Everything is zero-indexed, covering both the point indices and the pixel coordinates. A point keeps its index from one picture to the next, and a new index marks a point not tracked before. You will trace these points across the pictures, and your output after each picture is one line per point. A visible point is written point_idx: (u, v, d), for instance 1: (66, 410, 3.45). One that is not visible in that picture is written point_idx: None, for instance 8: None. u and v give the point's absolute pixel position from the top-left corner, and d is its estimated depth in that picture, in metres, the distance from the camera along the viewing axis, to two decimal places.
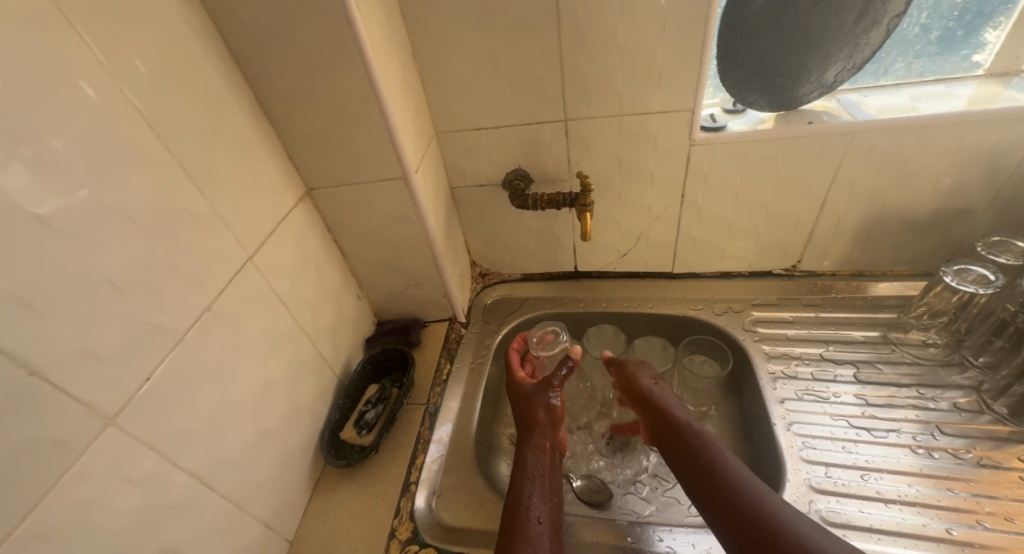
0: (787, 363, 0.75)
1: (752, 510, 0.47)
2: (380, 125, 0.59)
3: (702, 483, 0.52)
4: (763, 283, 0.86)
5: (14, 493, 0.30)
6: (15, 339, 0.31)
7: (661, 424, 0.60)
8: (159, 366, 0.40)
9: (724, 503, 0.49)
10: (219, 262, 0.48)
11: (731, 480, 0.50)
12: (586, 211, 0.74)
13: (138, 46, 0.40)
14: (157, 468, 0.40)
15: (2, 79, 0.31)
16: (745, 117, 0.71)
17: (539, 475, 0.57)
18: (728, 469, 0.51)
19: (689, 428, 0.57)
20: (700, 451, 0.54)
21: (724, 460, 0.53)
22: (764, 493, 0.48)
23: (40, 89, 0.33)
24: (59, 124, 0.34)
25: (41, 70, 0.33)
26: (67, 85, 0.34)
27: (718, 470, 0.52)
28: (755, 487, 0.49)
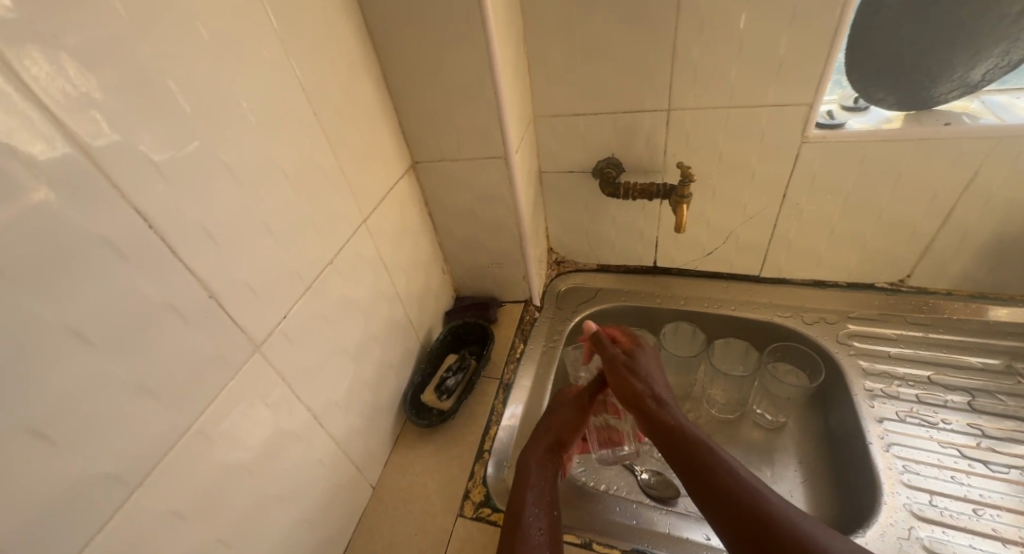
0: (887, 382, 0.70)
1: (745, 511, 0.41)
2: (491, 104, 0.61)
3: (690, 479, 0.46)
4: (862, 296, 0.81)
5: (191, 398, 0.34)
6: (203, 264, 0.35)
7: (644, 413, 0.54)
8: (292, 307, 0.45)
9: (714, 503, 0.43)
10: (340, 222, 0.53)
11: (724, 475, 0.44)
12: (682, 203, 0.72)
13: (298, 16, 0.44)
14: (284, 398, 0.44)
15: (208, 38, 0.35)
16: (867, 115, 0.66)
17: (535, 490, 0.54)
18: (721, 460, 0.46)
19: (673, 420, 0.51)
20: (684, 443, 0.49)
21: (714, 452, 0.47)
22: (763, 490, 0.43)
23: (233, 49, 0.37)
24: (242, 82, 0.38)
25: (235, 32, 0.37)
26: (250, 47, 0.39)
27: (705, 465, 0.46)
28: (750, 483, 0.44)
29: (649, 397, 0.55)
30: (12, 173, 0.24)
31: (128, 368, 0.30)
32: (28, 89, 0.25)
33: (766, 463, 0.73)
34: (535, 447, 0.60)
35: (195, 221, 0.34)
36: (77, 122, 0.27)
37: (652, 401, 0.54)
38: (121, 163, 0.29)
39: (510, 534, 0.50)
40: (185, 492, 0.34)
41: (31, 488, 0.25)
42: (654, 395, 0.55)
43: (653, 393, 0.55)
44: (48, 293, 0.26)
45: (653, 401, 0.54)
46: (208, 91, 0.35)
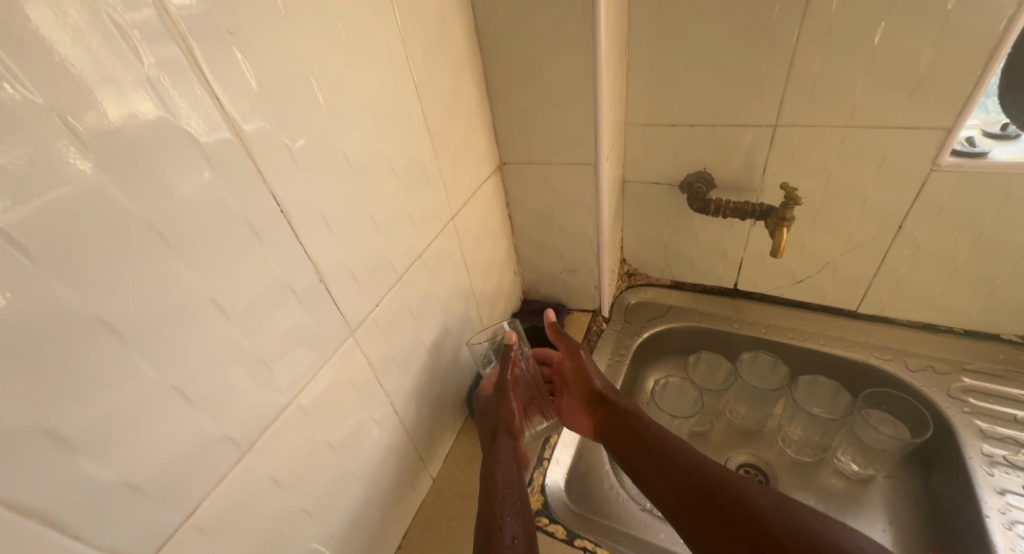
0: (1012, 449, 0.61)
1: (702, 491, 0.49)
2: (590, 110, 0.60)
3: (653, 466, 0.54)
4: (982, 347, 0.72)
5: (297, 374, 0.36)
6: (318, 247, 0.37)
7: (606, 410, 0.62)
8: (384, 296, 0.46)
9: (675, 485, 0.51)
10: (433, 217, 0.54)
11: (685, 461, 0.52)
12: (782, 226, 0.67)
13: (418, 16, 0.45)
14: (368, 383, 0.46)
15: (344, 34, 0.37)
16: (1018, 144, 0.58)
17: (508, 489, 0.51)
18: (683, 451, 0.53)
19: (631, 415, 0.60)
20: (645, 434, 0.57)
21: (670, 441, 0.55)
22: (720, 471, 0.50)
23: (364, 46, 0.39)
24: (364, 76, 0.40)
25: (365, 28, 0.39)
26: (376, 45, 0.41)
27: (665, 451, 0.54)
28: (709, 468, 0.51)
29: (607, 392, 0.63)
30: (183, 154, 0.27)
31: (249, 341, 0.32)
32: (203, 75, 0.27)
33: (849, 516, 0.66)
34: (502, 439, 0.58)
35: (317, 208, 0.36)
36: (235, 107, 0.29)
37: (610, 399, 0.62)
38: (265, 148, 0.31)
39: (484, 538, 0.45)
40: (280, 462, 0.36)
41: (170, 440, 0.28)
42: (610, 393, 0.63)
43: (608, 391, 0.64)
44: (200, 265, 0.28)
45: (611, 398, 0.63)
46: (337, 83, 0.37)
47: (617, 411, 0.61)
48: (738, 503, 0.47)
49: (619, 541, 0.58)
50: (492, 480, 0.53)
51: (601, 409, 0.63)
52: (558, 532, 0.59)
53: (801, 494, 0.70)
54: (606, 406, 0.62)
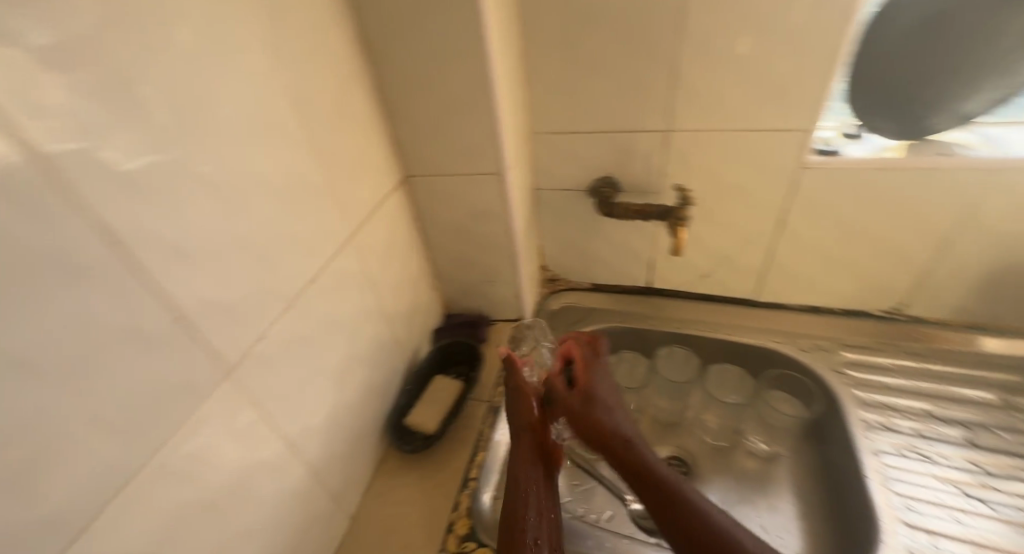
0: (883, 413, 0.68)
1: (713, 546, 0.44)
2: (488, 118, 0.59)
3: (659, 505, 0.49)
4: (857, 324, 0.80)
5: (152, 427, 0.32)
6: (173, 279, 0.33)
7: (602, 429, 0.57)
8: (269, 326, 0.42)
9: (684, 532, 0.47)
10: (323, 236, 0.51)
11: (695, 509, 0.47)
12: (680, 225, 0.70)
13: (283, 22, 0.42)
14: (253, 425, 0.41)
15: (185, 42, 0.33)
16: (865, 142, 0.66)
17: (531, 491, 0.55)
18: (691, 493, 0.49)
19: (631, 439, 0.55)
20: (647, 465, 0.52)
21: (677, 478, 0.51)
22: (738, 532, 0.45)
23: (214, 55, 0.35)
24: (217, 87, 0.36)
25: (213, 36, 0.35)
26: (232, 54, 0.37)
27: (671, 492, 0.49)
28: (718, 520, 0.46)
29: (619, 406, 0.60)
30: None
31: (79, 400, 0.28)
32: None
33: (761, 495, 0.70)
34: (526, 437, 0.59)
35: (165, 233, 0.32)
36: (35, 126, 0.25)
37: (609, 416, 0.58)
38: (82, 172, 0.27)
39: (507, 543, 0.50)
40: (140, 536, 0.32)
41: None
42: (614, 408, 0.59)
43: (610, 404, 0.59)
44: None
45: (613, 414, 0.58)
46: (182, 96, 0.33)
47: (616, 431, 0.56)
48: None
49: None
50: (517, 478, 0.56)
51: (597, 426, 0.57)
52: None
53: (720, 480, 0.73)
54: (604, 422, 0.57)
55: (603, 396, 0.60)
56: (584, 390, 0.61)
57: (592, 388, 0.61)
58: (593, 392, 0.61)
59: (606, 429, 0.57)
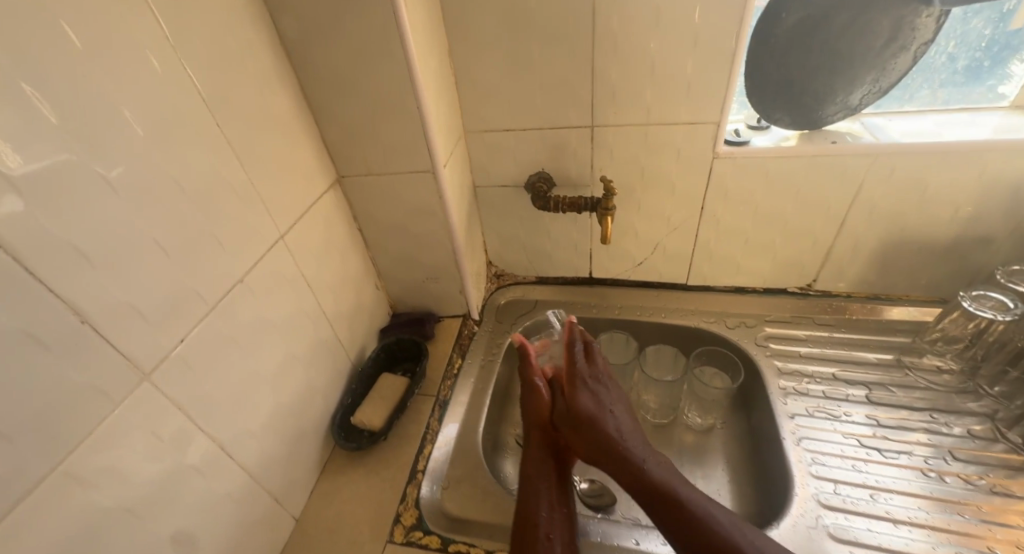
0: (798, 380, 0.75)
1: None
2: (415, 118, 0.61)
3: (664, 515, 0.49)
4: (777, 300, 0.86)
5: (58, 430, 0.34)
6: (74, 288, 0.35)
7: (596, 440, 0.57)
8: (192, 330, 0.44)
9: (690, 544, 0.47)
10: (249, 239, 0.51)
11: (698, 518, 0.47)
12: (607, 215, 0.74)
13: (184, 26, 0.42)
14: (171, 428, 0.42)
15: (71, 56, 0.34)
16: (769, 134, 0.72)
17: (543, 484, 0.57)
18: (694, 502, 0.49)
19: (627, 447, 0.55)
20: (646, 476, 0.52)
21: (678, 483, 0.51)
22: (742, 537, 0.46)
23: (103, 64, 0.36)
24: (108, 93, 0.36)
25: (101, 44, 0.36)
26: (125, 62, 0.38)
27: (673, 502, 0.49)
28: (722, 524, 0.47)
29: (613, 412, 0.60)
30: None
31: None
32: None
33: (698, 465, 0.75)
34: (535, 434, 0.62)
35: (63, 240, 0.34)
36: None
37: (602, 426, 0.57)
38: None
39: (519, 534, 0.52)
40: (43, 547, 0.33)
41: None
42: (606, 417, 0.58)
43: (601, 412, 0.59)
44: None
45: (607, 424, 0.58)
46: (72, 109, 0.34)
47: (609, 440, 0.56)
48: None
49: (495, 533, 0.59)
50: (528, 475, 0.58)
51: (589, 441, 0.57)
52: (432, 543, 0.58)
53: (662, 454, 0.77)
54: (597, 432, 0.57)
55: (591, 407, 0.59)
56: (574, 402, 0.61)
57: (580, 400, 0.61)
58: (580, 405, 0.60)
59: (600, 440, 0.57)
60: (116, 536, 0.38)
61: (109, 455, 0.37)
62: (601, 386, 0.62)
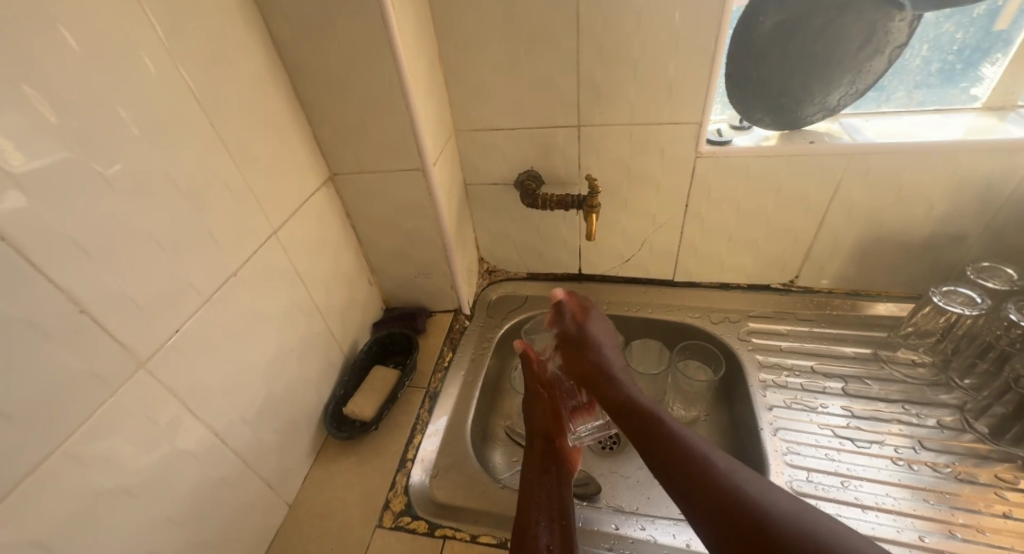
0: (777, 373, 0.77)
1: (683, 466, 0.46)
2: (405, 117, 0.62)
3: (650, 452, 0.50)
4: (760, 296, 0.89)
5: (59, 413, 0.36)
6: (73, 279, 0.37)
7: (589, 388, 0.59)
8: (187, 321, 0.46)
9: (658, 453, 0.49)
10: (242, 234, 0.53)
11: (672, 432, 0.49)
12: (593, 212, 0.76)
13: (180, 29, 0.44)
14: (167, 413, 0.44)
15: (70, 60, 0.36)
16: (750, 133, 0.74)
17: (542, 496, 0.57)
18: (678, 436, 0.49)
19: (618, 374, 0.59)
20: (630, 396, 0.55)
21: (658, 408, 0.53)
22: (719, 466, 0.46)
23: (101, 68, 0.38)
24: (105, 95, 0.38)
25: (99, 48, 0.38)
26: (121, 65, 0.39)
27: (651, 419, 0.51)
28: (694, 445, 0.48)
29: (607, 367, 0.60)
30: None
31: None
32: None
33: None
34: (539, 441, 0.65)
35: (63, 234, 0.36)
36: None
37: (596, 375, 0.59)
38: None
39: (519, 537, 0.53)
40: (43, 523, 0.35)
41: None
42: (602, 368, 0.59)
43: (604, 345, 0.63)
44: None
45: (602, 373, 0.59)
46: (71, 110, 0.36)
47: (604, 369, 0.60)
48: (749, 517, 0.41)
49: (480, 519, 0.61)
50: (529, 484, 0.59)
51: (588, 362, 0.61)
52: (420, 528, 0.60)
53: None
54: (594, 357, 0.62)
55: (597, 337, 0.64)
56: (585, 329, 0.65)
57: (591, 328, 0.66)
58: (589, 332, 0.65)
59: (595, 363, 0.61)
60: (114, 515, 0.40)
61: (108, 439, 0.39)
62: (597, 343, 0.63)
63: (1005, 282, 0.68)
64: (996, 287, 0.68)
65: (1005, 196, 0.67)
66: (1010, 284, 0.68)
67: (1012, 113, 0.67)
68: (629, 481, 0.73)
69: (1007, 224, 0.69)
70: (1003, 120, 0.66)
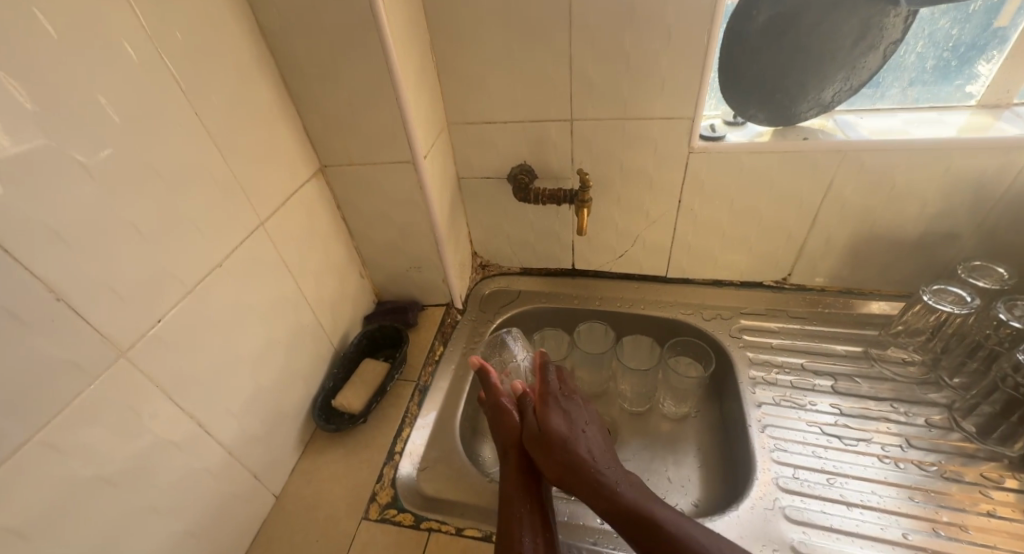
0: (767, 370, 0.77)
1: (671, 547, 0.49)
2: (394, 109, 0.62)
3: (636, 532, 0.51)
4: (753, 293, 0.88)
5: (35, 403, 0.36)
6: (51, 267, 0.36)
7: (565, 459, 0.59)
8: (170, 311, 0.46)
9: None
10: (228, 225, 0.53)
11: (676, 538, 0.49)
12: (584, 207, 0.76)
13: (163, 18, 0.44)
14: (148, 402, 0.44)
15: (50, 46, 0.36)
16: (744, 130, 0.74)
17: (526, 509, 0.56)
18: (667, 519, 0.51)
19: (598, 469, 0.57)
20: (620, 499, 0.53)
21: (652, 504, 0.53)
22: (716, 552, 0.48)
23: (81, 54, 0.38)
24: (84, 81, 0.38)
25: (76, 35, 0.37)
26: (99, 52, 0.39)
27: (636, 502, 0.53)
28: (690, 535, 0.50)
29: (580, 437, 0.61)
30: None
31: None
32: None
33: (670, 452, 0.78)
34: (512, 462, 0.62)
35: (40, 222, 0.36)
36: None
37: (571, 445, 0.60)
38: None
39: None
40: (20, 511, 0.35)
41: None
42: (575, 437, 0.61)
43: (578, 418, 0.64)
44: None
45: (575, 443, 0.60)
46: (49, 97, 0.36)
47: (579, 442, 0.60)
48: None
49: (465, 512, 0.61)
50: (510, 497, 0.58)
51: (565, 432, 0.61)
52: (406, 520, 0.60)
53: (636, 441, 0.80)
54: (568, 452, 0.59)
55: (561, 428, 0.62)
56: (544, 422, 0.62)
57: (553, 417, 0.63)
58: (551, 425, 0.62)
59: (571, 461, 0.58)
60: (94, 503, 0.40)
61: (88, 427, 0.39)
62: (569, 412, 0.65)
63: (995, 282, 0.68)
64: (987, 286, 0.68)
65: (999, 195, 0.67)
66: (1000, 283, 0.68)
67: (1007, 112, 0.66)
68: None
69: (1001, 224, 0.69)
70: (998, 119, 0.66)
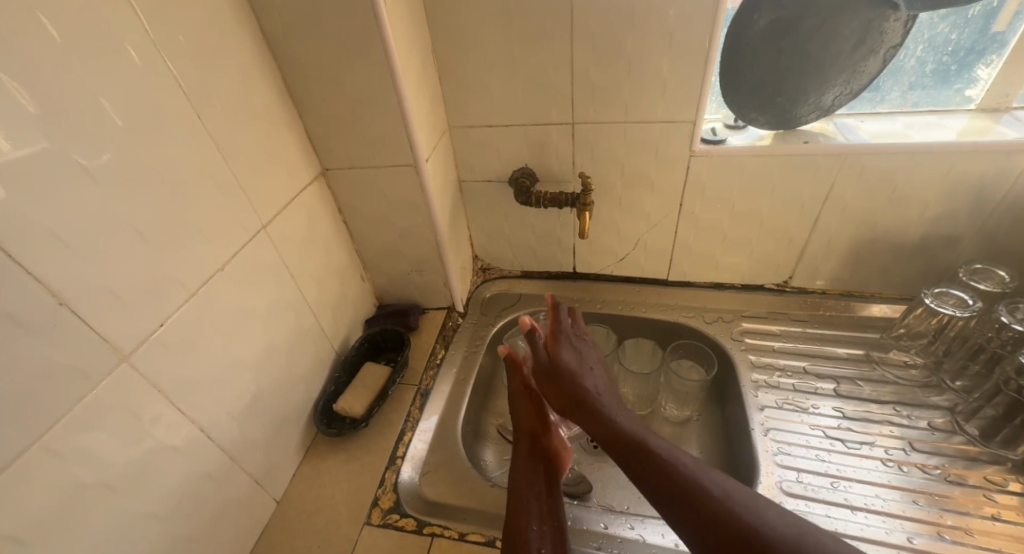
0: (770, 373, 0.77)
1: (661, 472, 0.48)
2: (396, 113, 0.62)
3: (631, 459, 0.51)
4: (754, 296, 0.88)
5: (36, 411, 0.35)
6: (52, 272, 0.36)
7: (571, 393, 0.59)
8: (172, 315, 0.45)
9: (657, 487, 0.48)
10: (230, 229, 0.53)
11: (665, 461, 0.48)
12: (586, 210, 0.76)
13: (166, 22, 0.44)
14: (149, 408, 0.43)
15: (55, 50, 0.36)
16: (745, 133, 0.74)
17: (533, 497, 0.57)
18: (661, 447, 0.50)
19: (600, 402, 0.57)
20: (617, 429, 0.53)
21: (648, 434, 0.52)
22: (706, 478, 0.46)
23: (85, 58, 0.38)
24: (88, 85, 0.38)
25: (80, 39, 0.37)
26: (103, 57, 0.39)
27: (634, 432, 0.52)
28: (683, 461, 0.48)
29: (587, 375, 0.61)
30: None
31: None
32: None
33: None
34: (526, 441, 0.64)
35: (43, 227, 0.35)
36: None
37: (578, 381, 0.59)
38: None
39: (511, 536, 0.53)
40: (20, 517, 0.35)
41: None
42: (582, 374, 0.61)
43: (588, 358, 0.64)
44: None
45: (583, 379, 0.60)
46: (53, 101, 0.36)
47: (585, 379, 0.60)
48: (735, 524, 0.42)
49: (469, 517, 0.61)
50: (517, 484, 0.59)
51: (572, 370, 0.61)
52: (408, 525, 0.60)
53: None
54: (574, 386, 0.59)
55: (572, 362, 0.62)
56: (555, 356, 0.62)
57: (563, 353, 0.63)
58: (562, 359, 0.62)
59: (575, 393, 0.59)
60: (95, 509, 0.40)
61: (90, 432, 0.39)
62: (580, 352, 0.64)
63: (997, 285, 0.69)
64: (988, 289, 0.69)
65: (999, 199, 0.67)
66: (1002, 286, 0.68)
67: (1006, 115, 0.67)
68: (620, 479, 0.73)
69: (1001, 226, 0.69)
70: (997, 122, 0.66)
